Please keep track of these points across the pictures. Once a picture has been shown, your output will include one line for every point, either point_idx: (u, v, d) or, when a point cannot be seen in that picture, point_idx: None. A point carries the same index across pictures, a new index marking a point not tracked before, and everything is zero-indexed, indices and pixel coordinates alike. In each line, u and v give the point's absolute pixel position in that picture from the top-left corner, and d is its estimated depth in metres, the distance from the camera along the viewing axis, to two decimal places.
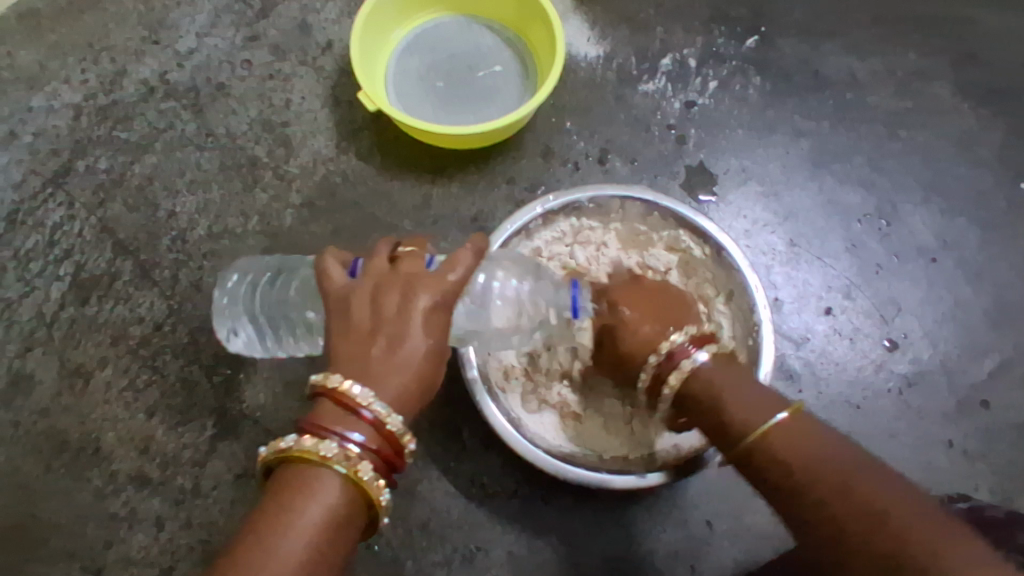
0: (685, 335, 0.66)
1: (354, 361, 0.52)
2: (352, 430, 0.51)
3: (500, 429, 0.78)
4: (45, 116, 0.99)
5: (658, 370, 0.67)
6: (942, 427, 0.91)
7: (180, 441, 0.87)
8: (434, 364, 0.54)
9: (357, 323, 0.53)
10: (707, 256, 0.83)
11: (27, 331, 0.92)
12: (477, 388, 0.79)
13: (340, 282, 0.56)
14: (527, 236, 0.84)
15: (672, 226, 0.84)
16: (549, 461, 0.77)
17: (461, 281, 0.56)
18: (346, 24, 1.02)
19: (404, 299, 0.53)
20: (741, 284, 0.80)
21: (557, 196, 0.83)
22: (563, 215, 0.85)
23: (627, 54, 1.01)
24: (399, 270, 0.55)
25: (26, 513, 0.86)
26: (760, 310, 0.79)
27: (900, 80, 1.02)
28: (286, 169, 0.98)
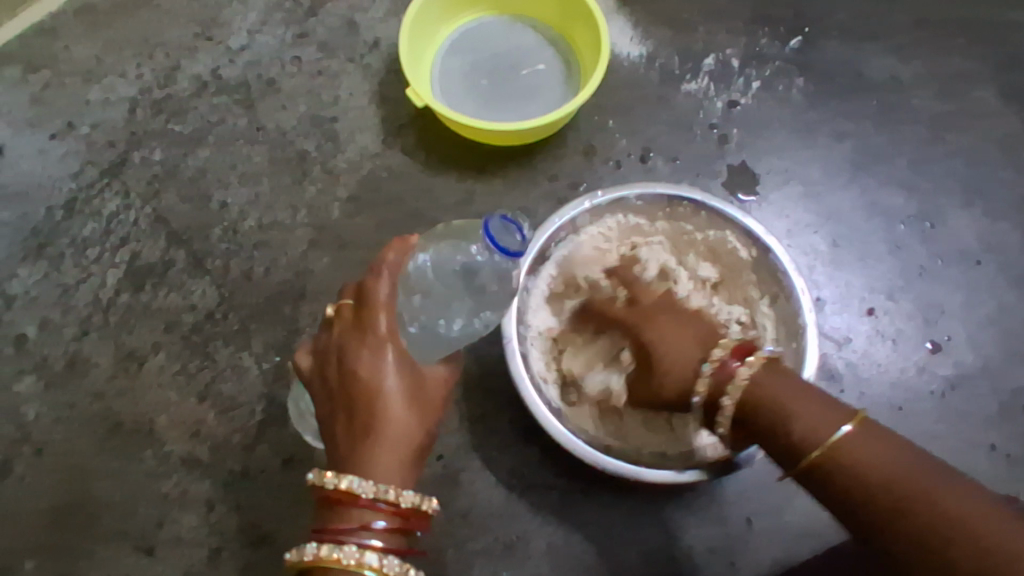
0: (726, 347, 0.63)
1: (337, 434, 0.61)
2: (333, 521, 0.57)
3: (542, 420, 0.77)
4: (102, 109, 1.02)
5: (718, 381, 0.62)
6: (985, 431, 0.90)
7: (230, 425, 0.90)
8: (406, 403, 0.60)
9: (326, 397, 0.63)
10: (754, 258, 0.84)
11: (83, 316, 0.95)
12: (519, 374, 0.78)
13: (307, 366, 0.67)
14: (573, 230, 0.86)
15: (720, 226, 0.86)
16: (586, 450, 0.76)
17: (385, 315, 0.62)
18: (393, 23, 1.05)
19: (344, 362, 0.62)
20: (787, 288, 0.81)
21: (606, 192, 0.84)
22: (610, 212, 0.87)
23: (669, 54, 1.02)
24: (335, 335, 0.64)
25: (80, 492, 0.89)
26: (805, 313, 0.79)
27: (944, 83, 1.01)
28: (333, 163, 1.00)
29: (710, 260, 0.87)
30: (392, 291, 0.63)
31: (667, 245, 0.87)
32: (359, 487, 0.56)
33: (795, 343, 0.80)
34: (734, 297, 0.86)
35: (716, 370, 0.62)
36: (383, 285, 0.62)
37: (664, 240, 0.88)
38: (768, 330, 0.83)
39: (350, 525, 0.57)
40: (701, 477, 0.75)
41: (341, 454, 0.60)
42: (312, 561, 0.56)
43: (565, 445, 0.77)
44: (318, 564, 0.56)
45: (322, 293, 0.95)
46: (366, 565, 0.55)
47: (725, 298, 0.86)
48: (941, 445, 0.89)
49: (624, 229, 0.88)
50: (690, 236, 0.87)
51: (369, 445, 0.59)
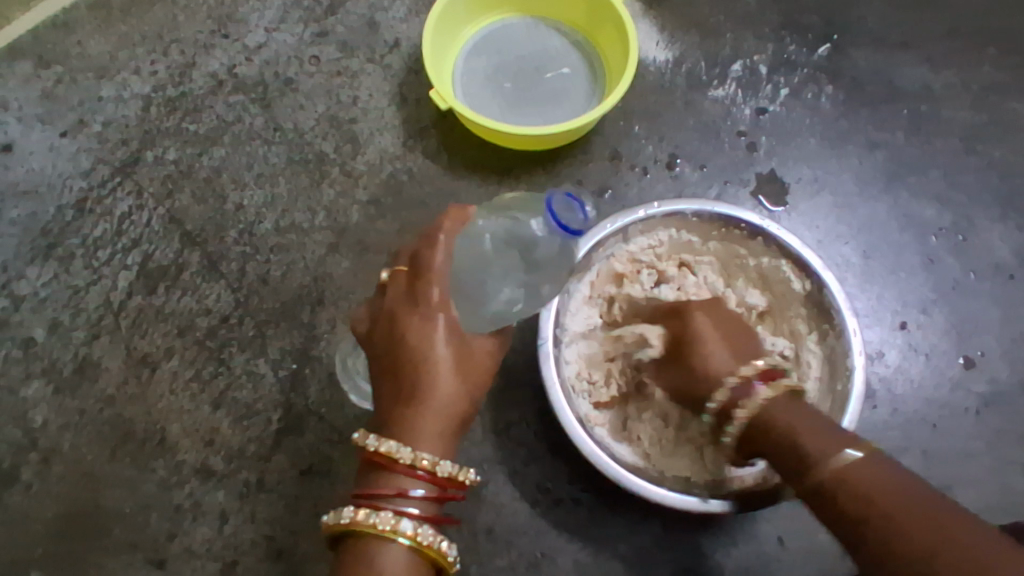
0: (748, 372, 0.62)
1: (382, 399, 0.62)
2: (372, 487, 0.59)
3: (567, 426, 0.75)
4: (115, 106, 1.00)
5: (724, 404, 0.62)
6: (1020, 449, 0.88)
7: (245, 435, 0.87)
8: (454, 372, 0.61)
9: (375, 362, 0.64)
10: (807, 291, 0.82)
11: (94, 319, 0.92)
12: (551, 378, 0.76)
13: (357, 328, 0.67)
14: (622, 238, 0.84)
15: (774, 254, 0.83)
16: (610, 465, 0.73)
17: (440, 284, 0.61)
18: (414, 23, 1.02)
19: (394, 330, 0.62)
20: (838, 326, 0.79)
21: (662, 204, 0.82)
22: (663, 225, 0.84)
23: (696, 59, 1.00)
24: (386, 302, 0.64)
25: (89, 501, 0.86)
26: (854, 356, 0.77)
27: (976, 94, 0.99)
28: (353, 165, 0.97)
29: (760, 288, 0.86)
30: (449, 259, 0.62)
31: (717, 267, 0.86)
32: (399, 450, 0.58)
33: (838, 385, 0.78)
34: (779, 330, 0.84)
35: (718, 396, 0.63)
36: (439, 254, 0.61)
37: (712, 262, 0.86)
38: (812, 366, 0.81)
39: (388, 490, 0.58)
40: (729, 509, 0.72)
41: (387, 416, 0.61)
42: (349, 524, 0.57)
43: (587, 453, 0.74)
44: (355, 526, 0.57)
45: (342, 298, 0.92)
46: (403, 531, 0.56)
47: (769, 329, 0.85)
48: (976, 463, 0.88)
49: (674, 245, 0.86)
50: (743, 260, 0.85)
51: (415, 411, 0.60)
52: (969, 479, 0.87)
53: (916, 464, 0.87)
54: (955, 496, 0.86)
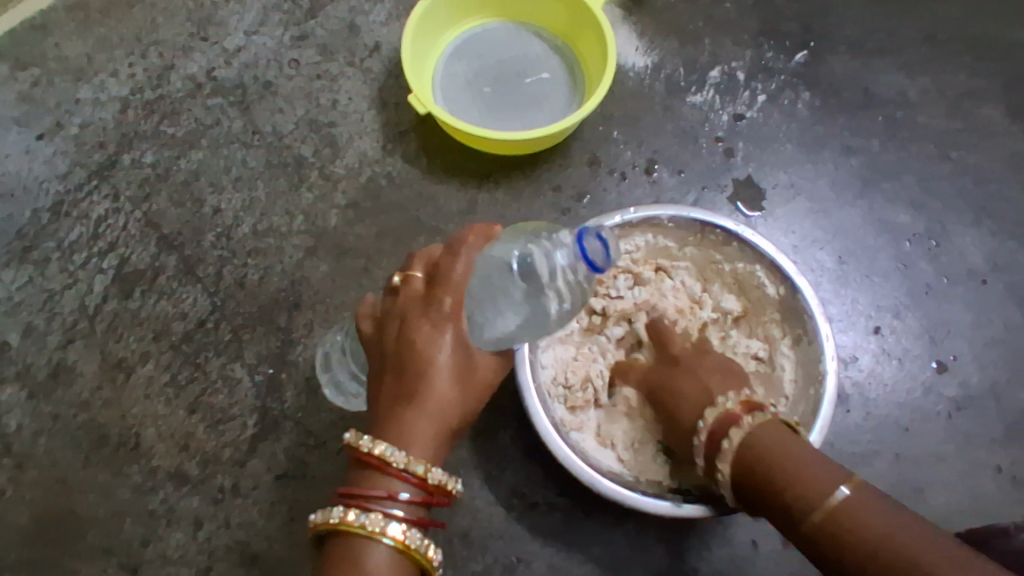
0: (730, 403, 0.61)
1: (378, 399, 0.61)
2: (362, 487, 0.58)
3: (541, 432, 0.74)
4: (92, 108, 0.99)
5: (711, 438, 0.61)
6: (991, 452, 0.89)
7: (221, 439, 0.87)
8: (454, 381, 0.59)
9: (375, 361, 0.62)
10: (781, 296, 0.82)
11: (69, 323, 0.91)
12: (526, 381, 0.75)
13: (361, 324, 0.65)
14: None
15: (750, 259, 0.83)
16: (583, 468, 0.74)
17: (455, 293, 0.59)
18: (394, 27, 1.02)
19: (401, 331, 0.60)
20: (811, 329, 0.79)
21: (637, 210, 0.82)
22: (639, 230, 0.84)
23: (675, 65, 1.01)
24: (397, 302, 0.62)
25: (63, 507, 0.86)
26: (827, 360, 0.78)
27: (951, 100, 1.01)
28: (331, 169, 0.97)
29: (735, 294, 0.87)
30: (469, 270, 0.60)
31: (693, 271, 0.87)
32: (393, 455, 0.57)
33: (812, 389, 0.78)
34: (755, 333, 0.85)
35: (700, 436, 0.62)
36: (460, 264, 0.60)
37: (689, 267, 0.87)
38: (785, 370, 0.82)
39: (375, 492, 0.58)
40: (701, 514, 0.72)
41: (381, 414, 0.60)
42: (338, 523, 0.57)
43: (560, 457, 0.74)
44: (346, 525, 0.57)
45: (319, 302, 0.92)
46: (392, 534, 0.56)
47: (744, 332, 0.85)
48: (948, 466, 0.88)
49: (650, 250, 0.86)
50: (718, 265, 0.86)
51: (408, 414, 0.58)
52: (941, 482, 0.88)
53: (889, 468, 0.88)
54: (927, 499, 0.87)
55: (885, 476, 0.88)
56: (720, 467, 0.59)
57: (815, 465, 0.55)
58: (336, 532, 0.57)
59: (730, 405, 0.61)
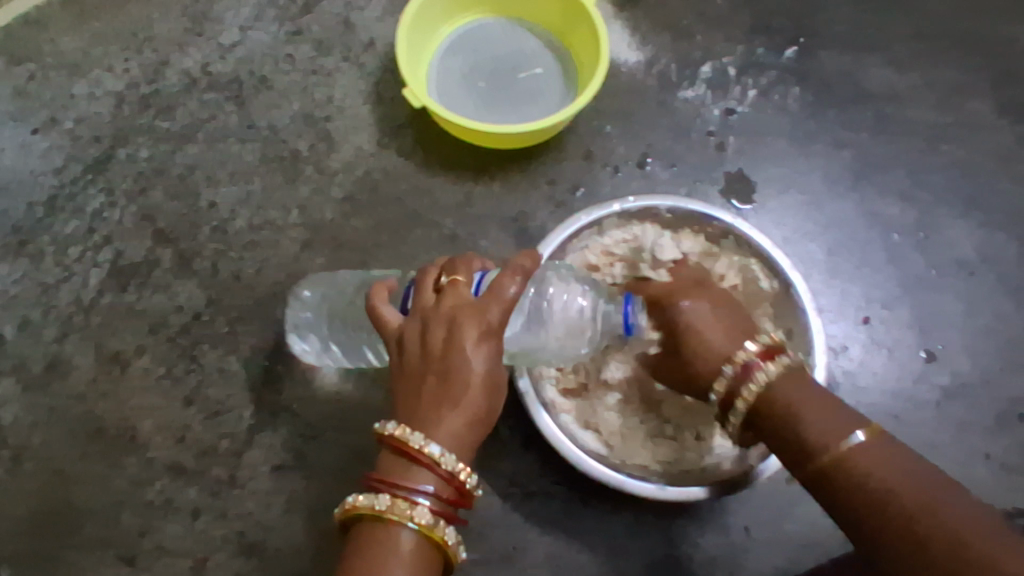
0: (754, 350, 0.65)
1: (413, 399, 0.57)
2: (405, 479, 0.56)
3: (533, 411, 0.77)
4: (87, 103, 0.99)
5: (733, 383, 0.65)
6: (981, 440, 0.91)
7: (217, 431, 0.87)
8: (490, 393, 0.57)
9: (410, 360, 0.58)
10: (774, 290, 0.84)
11: (65, 316, 0.91)
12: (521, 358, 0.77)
13: (392, 321, 0.61)
14: (597, 230, 0.86)
15: (746, 253, 0.85)
16: (572, 448, 0.76)
17: (503, 310, 0.58)
18: (390, 22, 1.03)
19: (449, 334, 0.57)
20: (802, 324, 0.81)
21: (637, 199, 0.85)
22: (638, 219, 0.86)
23: (668, 60, 1.02)
24: (443, 305, 0.58)
25: (60, 499, 0.86)
26: (816, 354, 0.79)
27: (939, 95, 1.02)
28: (327, 163, 0.98)
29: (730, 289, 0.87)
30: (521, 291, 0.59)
31: (691, 260, 0.86)
32: (444, 458, 0.56)
33: None
34: None
35: (726, 379, 0.65)
36: (515, 284, 0.59)
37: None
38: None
39: (418, 486, 0.56)
40: (686, 496, 0.74)
41: (416, 417, 0.57)
42: (381, 511, 0.56)
43: (548, 436, 0.77)
44: (388, 516, 0.56)
45: None
46: (432, 529, 0.56)
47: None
48: (938, 454, 0.90)
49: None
50: (714, 258, 0.87)
51: (448, 422, 0.56)
52: None
53: None
54: None
55: None
56: (743, 395, 0.64)
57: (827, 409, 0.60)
58: (376, 520, 0.56)
59: (751, 351, 0.65)
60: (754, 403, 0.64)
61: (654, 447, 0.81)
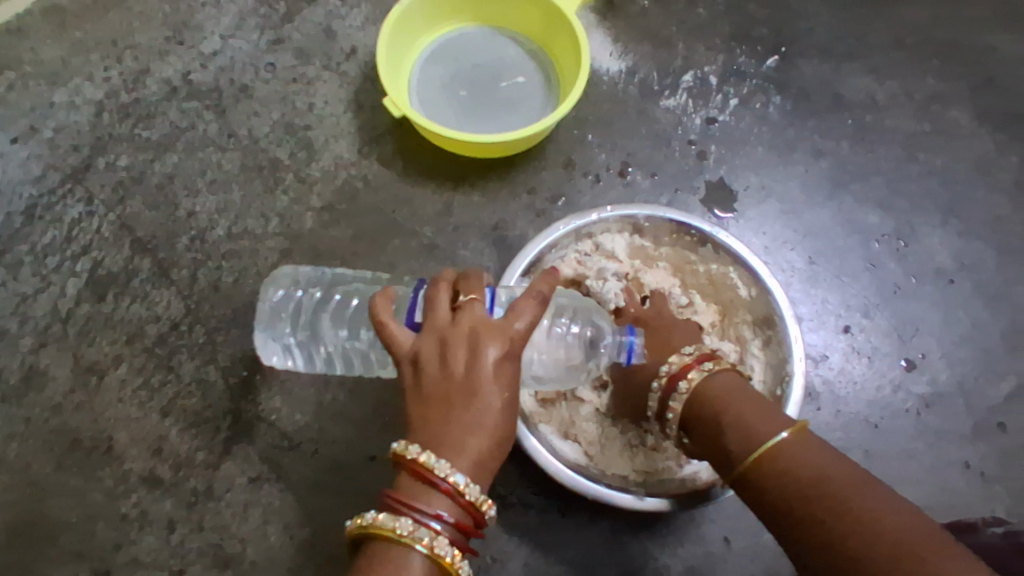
0: (683, 358, 0.69)
1: (434, 423, 0.55)
2: (428, 507, 0.55)
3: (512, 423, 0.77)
4: (66, 112, 0.99)
5: (662, 395, 0.69)
6: (960, 448, 0.91)
7: (194, 442, 0.87)
8: (509, 414, 0.56)
9: (429, 381, 0.55)
10: (752, 298, 0.84)
11: (41, 327, 0.91)
12: None
13: (404, 340, 0.57)
14: (575, 239, 0.85)
15: (724, 261, 0.85)
16: (551, 461, 0.77)
17: (527, 328, 0.57)
18: (371, 31, 1.03)
19: (472, 355, 0.55)
20: (781, 333, 0.81)
21: (614, 208, 0.85)
22: (616, 228, 0.86)
23: (649, 69, 1.02)
24: (463, 323, 0.56)
25: (34, 512, 0.85)
26: (794, 361, 0.79)
27: (918, 104, 1.03)
28: (307, 172, 0.98)
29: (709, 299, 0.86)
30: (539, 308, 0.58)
31: (669, 270, 0.86)
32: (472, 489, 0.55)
33: (779, 389, 0.80)
34: (726, 335, 0.84)
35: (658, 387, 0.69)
36: (536, 302, 0.58)
37: (666, 266, 0.86)
38: (755, 370, 0.83)
39: (437, 513, 0.55)
40: (661, 507, 0.76)
41: (438, 441, 0.55)
42: (398, 534, 0.55)
43: (526, 447, 0.78)
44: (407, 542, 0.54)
45: None
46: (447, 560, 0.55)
47: (717, 334, 0.84)
48: (917, 463, 0.90)
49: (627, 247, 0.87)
50: (693, 266, 0.86)
51: (472, 444, 0.54)
52: (910, 477, 0.89)
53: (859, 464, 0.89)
54: None
55: None
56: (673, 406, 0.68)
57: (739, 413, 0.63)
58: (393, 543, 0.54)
59: (682, 359, 0.69)
60: (683, 412, 0.67)
61: (633, 457, 0.80)
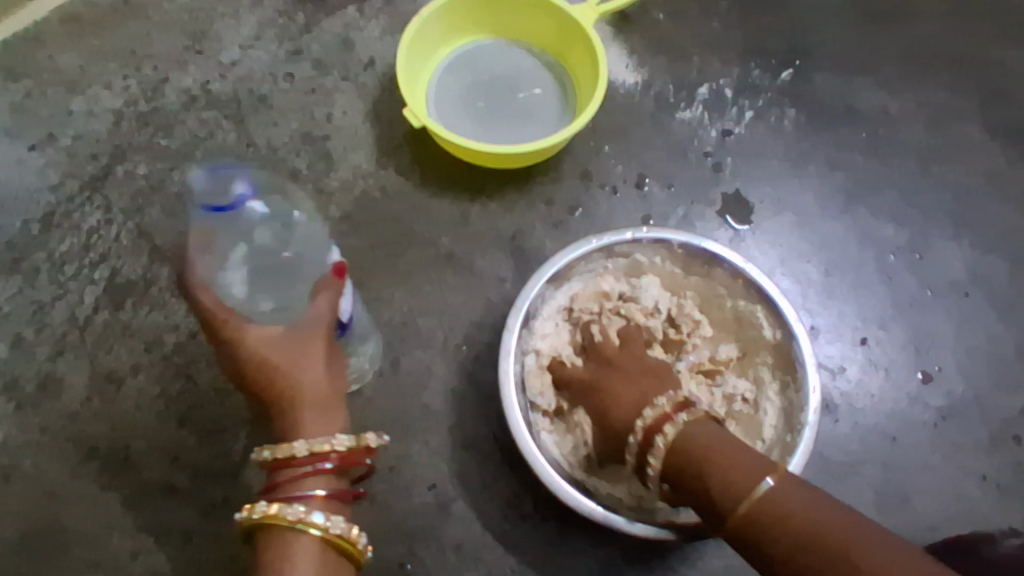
0: (663, 405, 0.64)
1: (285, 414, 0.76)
2: (283, 482, 0.63)
3: (514, 427, 0.76)
4: (85, 120, 0.99)
5: (640, 449, 0.64)
6: (977, 460, 0.91)
7: (212, 451, 0.86)
8: (295, 362, 0.75)
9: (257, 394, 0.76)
10: (776, 340, 0.82)
11: (59, 334, 0.91)
12: (507, 372, 0.78)
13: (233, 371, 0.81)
14: (606, 255, 0.86)
15: (752, 298, 0.83)
16: (546, 468, 0.74)
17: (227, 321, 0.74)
18: (389, 42, 1.04)
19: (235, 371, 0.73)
20: (799, 379, 0.79)
21: (649, 230, 0.83)
22: (648, 249, 0.86)
23: (664, 81, 1.03)
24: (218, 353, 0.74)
25: (50, 521, 0.85)
26: (810, 412, 0.77)
27: (931, 118, 1.04)
28: (326, 182, 0.98)
29: (732, 337, 0.86)
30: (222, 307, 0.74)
31: (697, 302, 0.88)
32: (296, 445, 0.62)
33: (788, 437, 0.78)
34: (744, 373, 0.85)
35: (637, 435, 0.64)
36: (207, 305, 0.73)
37: (693, 296, 0.88)
38: (767, 415, 0.82)
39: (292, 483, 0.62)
40: (651, 534, 0.72)
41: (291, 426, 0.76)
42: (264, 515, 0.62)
43: (525, 451, 0.75)
44: (271, 516, 0.60)
45: None
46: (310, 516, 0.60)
47: (734, 372, 0.85)
48: (934, 474, 0.90)
49: (657, 272, 0.88)
50: (722, 299, 0.86)
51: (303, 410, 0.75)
52: (928, 489, 0.89)
53: (877, 476, 0.89)
54: (913, 506, 0.88)
55: (873, 486, 0.89)
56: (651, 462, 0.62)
57: (722, 447, 0.60)
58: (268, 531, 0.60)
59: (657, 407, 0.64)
60: (664, 468, 0.62)
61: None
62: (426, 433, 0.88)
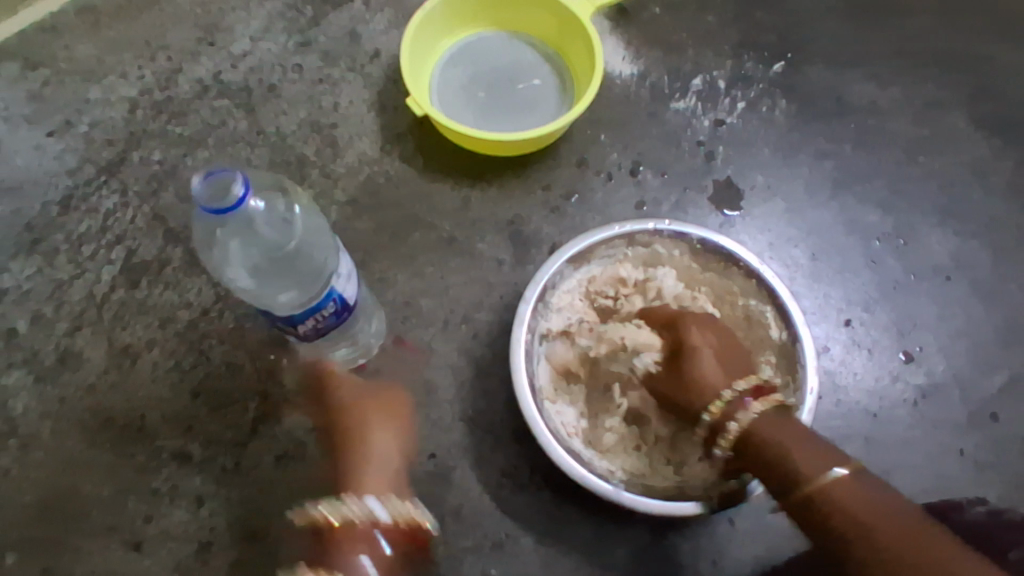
0: (741, 389, 0.70)
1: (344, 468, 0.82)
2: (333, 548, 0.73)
3: (520, 391, 0.81)
4: (102, 108, 1.03)
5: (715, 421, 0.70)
6: (955, 437, 0.94)
7: (223, 421, 0.91)
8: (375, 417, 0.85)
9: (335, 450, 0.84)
10: (782, 342, 0.85)
11: (77, 311, 0.95)
12: (523, 335, 0.83)
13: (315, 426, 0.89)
14: (628, 243, 0.89)
15: (763, 298, 0.86)
16: (544, 430, 0.79)
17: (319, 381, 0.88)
18: (394, 34, 1.08)
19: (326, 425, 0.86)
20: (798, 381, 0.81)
21: (671, 223, 0.88)
22: (669, 243, 0.89)
23: (659, 73, 1.07)
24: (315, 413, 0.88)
25: (69, 486, 0.89)
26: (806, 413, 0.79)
27: (918, 109, 1.07)
28: (332, 168, 1.02)
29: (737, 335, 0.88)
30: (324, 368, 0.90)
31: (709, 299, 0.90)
32: (357, 502, 0.76)
33: None
34: None
35: (711, 411, 0.71)
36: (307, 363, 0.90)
37: (706, 292, 0.90)
38: None
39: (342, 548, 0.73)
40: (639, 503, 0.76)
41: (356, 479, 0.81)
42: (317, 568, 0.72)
43: (527, 412, 0.80)
44: None
45: None
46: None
47: None
48: (914, 450, 0.93)
49: (673, 265, 0.91)
50: (733, 297, 0.88)
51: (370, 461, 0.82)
52: (907, 465, 0.93)
53: (858, 451, 0.93)
54: (893, 480, 0.92)
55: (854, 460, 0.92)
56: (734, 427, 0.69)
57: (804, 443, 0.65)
58: None
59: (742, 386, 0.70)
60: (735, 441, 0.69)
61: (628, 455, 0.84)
62: (426, 406, 0.92)
